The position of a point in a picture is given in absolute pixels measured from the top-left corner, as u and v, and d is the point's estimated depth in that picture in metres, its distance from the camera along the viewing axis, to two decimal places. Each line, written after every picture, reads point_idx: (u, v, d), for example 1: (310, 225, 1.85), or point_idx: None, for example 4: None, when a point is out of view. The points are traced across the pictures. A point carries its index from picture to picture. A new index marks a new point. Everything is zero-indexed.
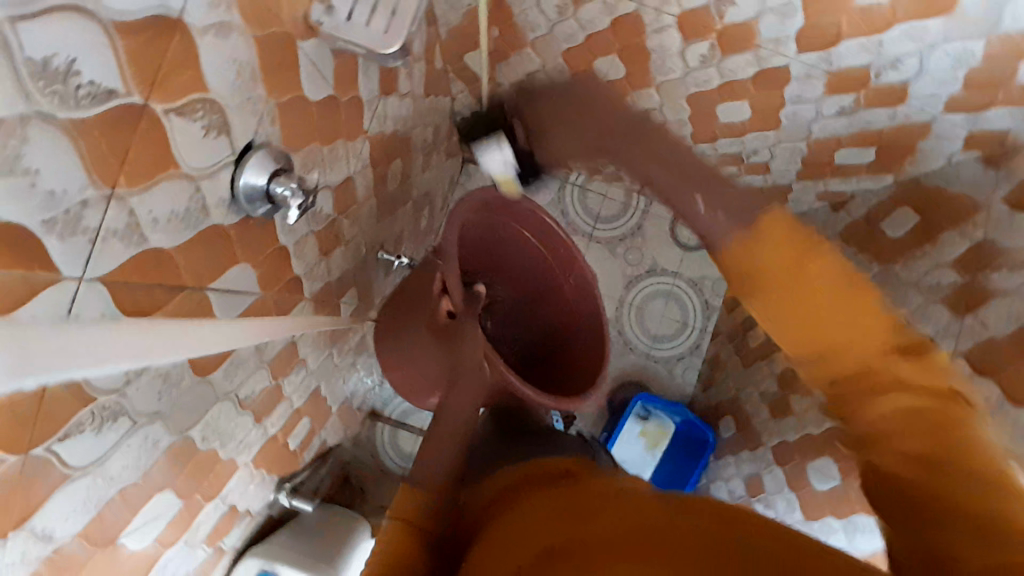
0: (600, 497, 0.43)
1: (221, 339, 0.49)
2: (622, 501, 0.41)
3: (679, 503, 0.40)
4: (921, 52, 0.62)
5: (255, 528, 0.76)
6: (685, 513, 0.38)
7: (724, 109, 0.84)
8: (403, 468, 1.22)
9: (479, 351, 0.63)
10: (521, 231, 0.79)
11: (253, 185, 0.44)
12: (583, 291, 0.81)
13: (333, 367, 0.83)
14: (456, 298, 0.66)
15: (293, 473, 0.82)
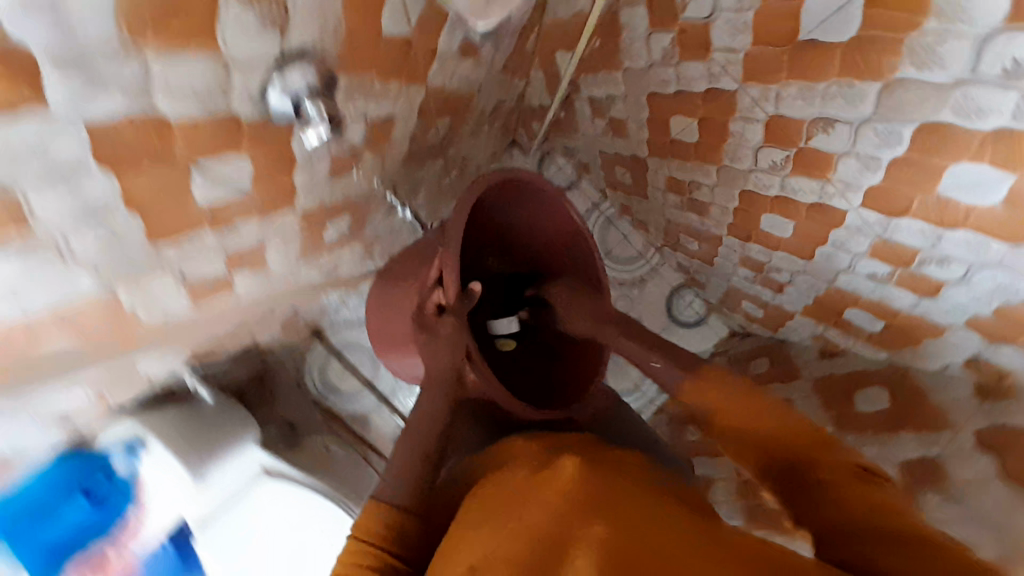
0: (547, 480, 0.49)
1: (188, 216, 0.47)
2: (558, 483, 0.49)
3: (573, 468, 0.48)
4: (970, 265, 0.61)
5: (147, 391, 0.76)
6: (587, 487, 0.46)
7: (769, 220, 0.82)
8: (318, 394, 1.20)
9: (452, 365, 0.66)
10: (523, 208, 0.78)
11: (283, 98, 0.43)
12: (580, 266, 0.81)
13: (297, 280, 0.81)
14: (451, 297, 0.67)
15: (204, 358, 0.81)
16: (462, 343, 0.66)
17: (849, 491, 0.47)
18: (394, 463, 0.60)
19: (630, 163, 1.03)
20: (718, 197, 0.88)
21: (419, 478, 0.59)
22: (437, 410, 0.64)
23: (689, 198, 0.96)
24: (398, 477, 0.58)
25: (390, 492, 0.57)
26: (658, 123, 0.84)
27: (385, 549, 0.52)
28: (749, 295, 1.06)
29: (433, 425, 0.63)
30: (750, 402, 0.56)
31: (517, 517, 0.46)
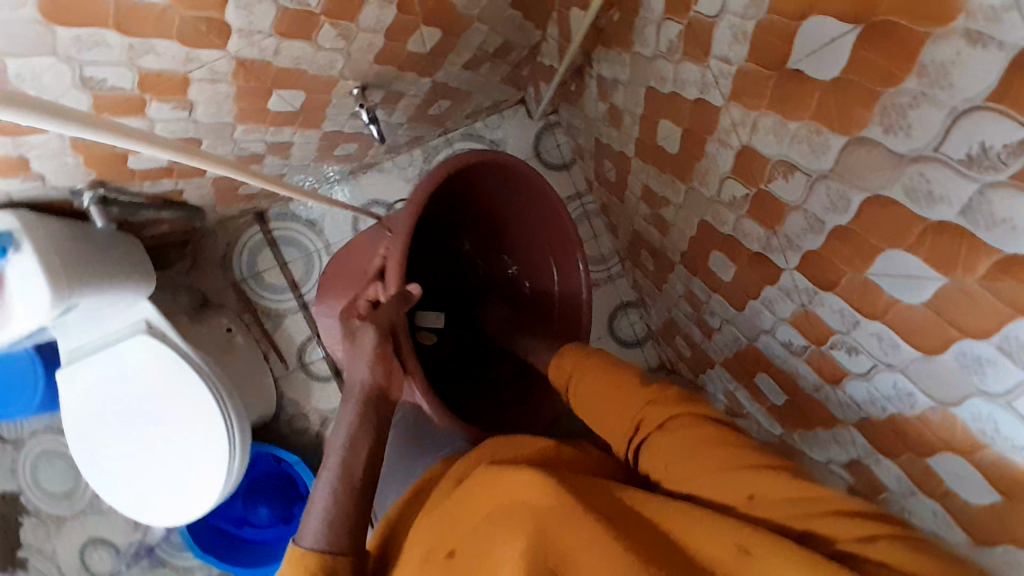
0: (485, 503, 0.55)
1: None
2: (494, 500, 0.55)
3: (474, 487, 0.57)
4: (876, 362, 0.57)
5: (44, 196, 0.73)
6: (493, 504, 0.54)
7: (716, 258, 0.80)
8: (240, 276, 1.17)
9: (372, 378, 0.60)
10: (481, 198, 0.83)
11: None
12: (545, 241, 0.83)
13: (236, 141, 0.78)
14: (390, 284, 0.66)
15: (118, 187, 0.78)
16: (384, 351, 0.61)
17: (726, 469, 0.50)
18: (315, 519, 0.53)
19: (617, 160, 0.99)
20: (681, 219, 0.85)
21: (351, 508, 0.54)
22: (355, 436, 0.57)
23: (657, 213, 0.93)
24: (325, 505, 0.53)
25: (313, 532, 0.52)
26: (649, 121, 0.80)
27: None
28: (684, 333, 1.05)
29: (350, 451, 0.56)
30: (616, 396, 0.63)
31: (448, 550, 0.54)
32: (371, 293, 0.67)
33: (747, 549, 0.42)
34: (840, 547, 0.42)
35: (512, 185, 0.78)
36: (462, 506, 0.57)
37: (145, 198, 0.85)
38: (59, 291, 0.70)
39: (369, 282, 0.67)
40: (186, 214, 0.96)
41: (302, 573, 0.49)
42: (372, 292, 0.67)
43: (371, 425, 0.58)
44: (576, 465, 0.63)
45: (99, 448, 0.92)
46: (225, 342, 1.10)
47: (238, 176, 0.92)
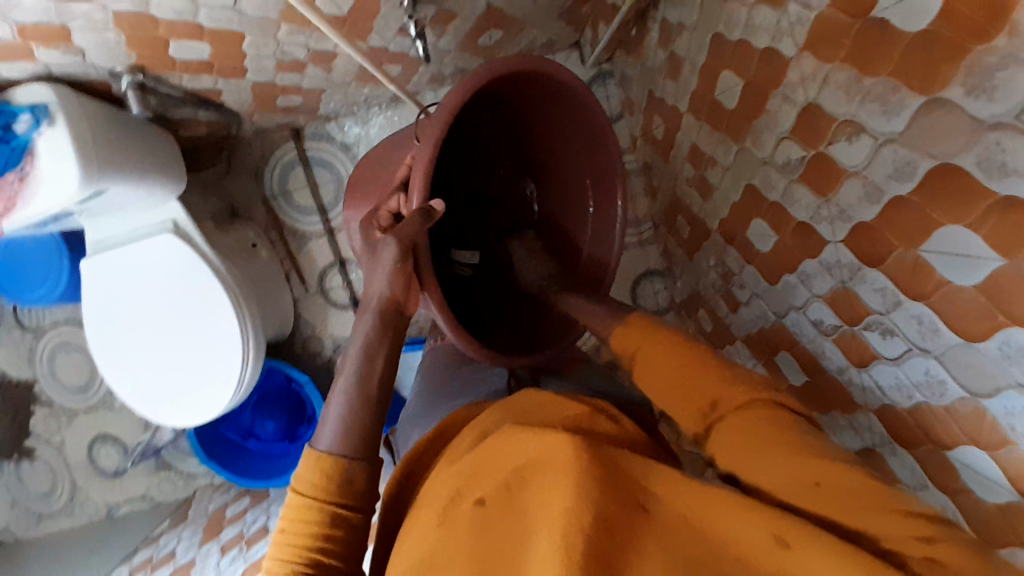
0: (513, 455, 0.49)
1: None
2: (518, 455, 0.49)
3: (500, 441, 0.51)
4: (911, 346, 0.54)
5: (82, 75, 0.72)
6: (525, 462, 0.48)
7: (757, 227, 0.77)
8: (271, 193, 1.17)
9: (390, 293, 0.58)
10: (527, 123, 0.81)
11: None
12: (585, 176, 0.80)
13: (280, 42, 0.76)
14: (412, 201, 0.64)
15: (157, 77, 0.76)
16: (404, 268, 0.58)
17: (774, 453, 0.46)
18: (332, 422, 0.53)
19: (668, 116, 0.95)
20: (726, 183, 0.81)
21: (367, 417, 0.53)
22: (371, 346, 0.57)
23: (700, 176, 0.89)
24: (342, 411, 0.54)
25: (329, 434, 0.52)
26: (711, 72, 0.76)
27: (327, 501, 0.49)
28: (709, 306, 1.02)
29: (366, 370, 0.55)
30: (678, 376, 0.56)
31: (477, 499, 0.48)
32: (393, 205, 0.66)
33: (785, 541, 0.40)
34: (884, 546, 0.39)
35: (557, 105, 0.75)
36: (494, 458, 0.50)
37: (182, 93, 0.83)
38: (89, 171, 0.70)
39: (391, 195, 0.67)
40: (222, 117, 0.95)
41: (323, 476, 0.49)
42: (394, 204, 0.66)
43: (389, 337, 0.58)
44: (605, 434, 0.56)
45: (123, 342, 0.93)
46: (250, 256, 1.09)
47: (277, 85, 0.90)
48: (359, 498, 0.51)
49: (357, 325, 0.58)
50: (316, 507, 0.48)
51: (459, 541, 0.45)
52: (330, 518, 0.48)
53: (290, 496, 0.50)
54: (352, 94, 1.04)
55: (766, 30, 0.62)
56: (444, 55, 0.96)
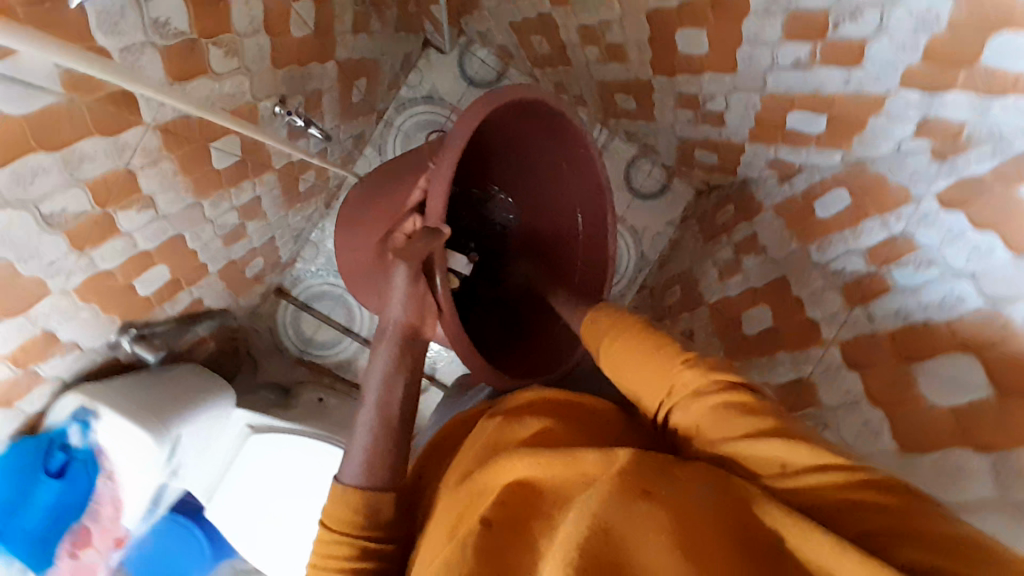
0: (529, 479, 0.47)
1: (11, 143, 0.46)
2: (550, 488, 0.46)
3: (502, 464, 0.48)
4: None
5: (91, 364, 0.74)
6: (519, 479, 0.47)
7: (682, 37, 0.77)
8: (298, 351, 1.20)
9: (405, 318, 0.61)
10: (525, 143, 0.80)
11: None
12: (579, 181, 0.80)
13: (212, 219, 0.78)
14: (432, 207, 0.63)
15: (147, 319, 0.78)
16: (417, 290, 0.60)
17: (731, 443, 0.47)
18: (355, 454, 0.56)
19: (537, 27, 0.97)
20: (628, 32, 0.83)
21: (385, 449, 0.56)
22: (390, 375, 0.59)
23: (605, 47, 0.90)
24: (368, 442, 0.56)
25: (353, 468, 0.55)
26: None
27: (357, 534, 0.53)
28: (699, 142, 1.02)
29: (387, 391, 0.58)
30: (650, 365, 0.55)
31: (483, 520, 0.45)
32: (409, 228, 0.64)
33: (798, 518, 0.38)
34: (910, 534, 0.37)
35: (575, 133, 0.75)
36: (488, 483, 0.49)
37: (176, 319, 0.86)
38: (156, 430, 0.73)
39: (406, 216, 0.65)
40: (218, 319, 0.98)
41: (354, 508, 0.53)
42: (410, 227, 0.64)
43: (406, 364, 0.60)
44: (543, 402, 0.59)
45: (251, 541, 0.94)
46: (320, 410, 1.07)
47: (237, 258, 0.93)
48: (385, 528, 0.54)
49: (376, 353, 0.61)
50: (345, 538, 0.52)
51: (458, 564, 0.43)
52: (360, 554, 0.52)
53: (321, 532, 0.54)
54: (295, 223, 1.06)
55: None
56: (336, 132, 0.98)
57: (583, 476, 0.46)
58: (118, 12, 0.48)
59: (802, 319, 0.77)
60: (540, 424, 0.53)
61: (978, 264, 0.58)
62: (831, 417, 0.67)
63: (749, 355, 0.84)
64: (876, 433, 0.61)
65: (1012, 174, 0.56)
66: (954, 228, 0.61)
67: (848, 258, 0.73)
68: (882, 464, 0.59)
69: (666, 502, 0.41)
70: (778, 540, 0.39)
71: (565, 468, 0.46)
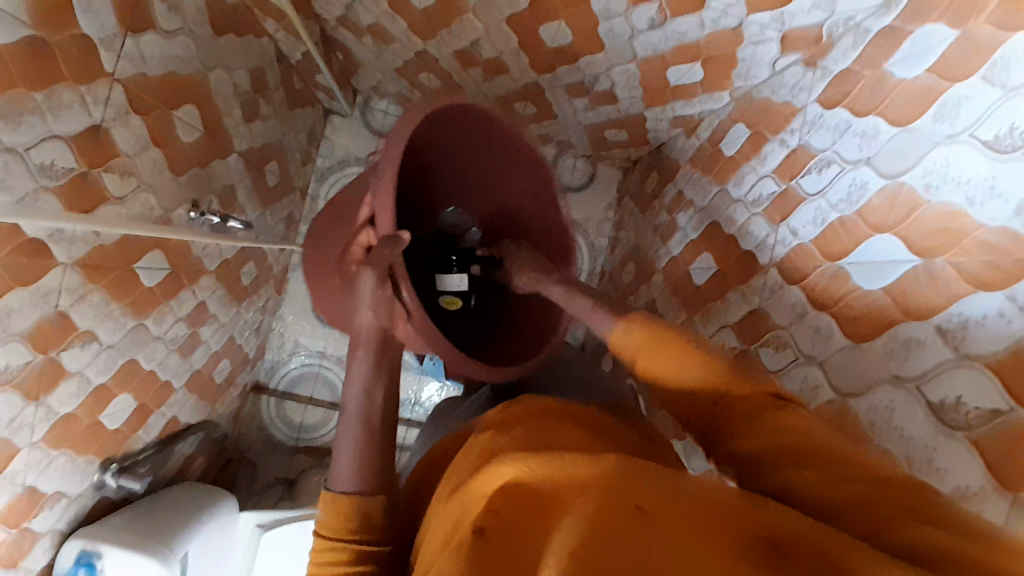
0: (518, 489, 0.41)
1: None
2: (541, 487, 0.41)
3: (492, 470, 0.42)
4: None
5: (85, 512, 0.73)
6: (510, 484, 0.41)
7: (547, 31, 0.81)
8: (293, 440, 1.19)
9: (374, 322, 0.61)
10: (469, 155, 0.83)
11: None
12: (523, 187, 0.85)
13: (158, 337, 0.79)
14: (380, 226, 0.65)
15: (125, 451, 0.78)
16: (382, 295, 0.61)
17: (764, 448, 0.43)
18: (343, 466, 0.54)
19: (419, 65, 1.01)
20: (498, 44, 0.87)
21: (376, 453, 0.55)
22: (369, 384, 0.59)
23: (486, 63, 0.93)
24: (355, 452, 0.55)
25: (345, 477, 0.53)
26: (401, 2, 0.82)
27: (351, 539, 0.50)
28: (604, 124, 1.06)
29: (367, 399, 0.58)
30: (668, 361, 0.51)
31: (474, 528, 0.40)
32: (365, 240, 0.67)
33: (782, 548, 0.33)
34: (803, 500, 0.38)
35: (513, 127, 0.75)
36: (471, 500, 0.42)
37: (157, 443, 0.86)
38: (161, 555, 0.73)
39: (363, 228, 0.68)
40: (200, 433, 0.98)
41: (346, 510, 0.51)
42: (365, 238, 0.67)
43: (384, 372, 0.60)
44: (531, 409, 0.55)
45: None
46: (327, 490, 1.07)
47: (200, 367, 0.93)
48: (379, 533, 0.51)
49: (353, 360, 0.60)
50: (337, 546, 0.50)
51: None
52: (354, 560, 0.49)
53: (314, 539, 0.51)
54: (251, 317, 1.07)
55: None
56: (261, 219, 1.00)
57: (572, 482, 0.40)
58: (6, 170, 0.50)
59: (740, 255, 0.79)
60: (526, 432, 0.49)
61: (870, 149, 0.60)
62: (788, 334, 0.68)
63: (705, 302, 0.86)
64: (828, 334, 0.62)
65: (878, 57, 0.59)
66: (841, 123, 0.64)
67: (759, 184, 0.76)
68: (840, 362, 0.60)
69: (663, 523, 0.36)
70: (790, 554, 0.32)
71: (569, 466, 0.41)
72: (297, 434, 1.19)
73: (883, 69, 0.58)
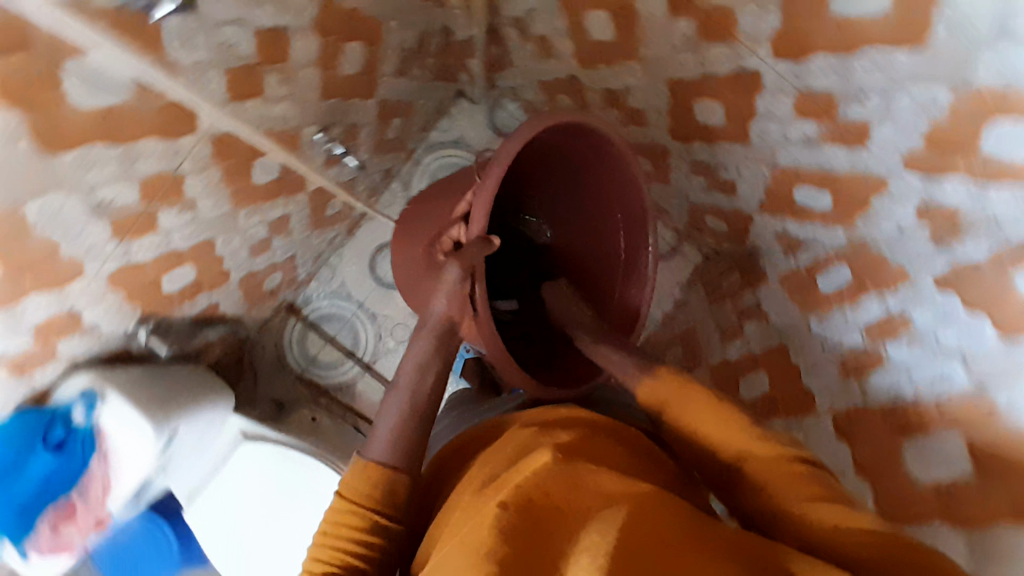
0: (556, 482, 0.49)
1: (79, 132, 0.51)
2: (571, 487, 0.49)
3: (529, 461, 0.51)
4: (885, 89, 0.59)
5: (105, 353, 0.77)
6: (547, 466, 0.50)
7: (700, 107, 0.82)
8: (300, 369, 1.22)
9: (445, 312, 0.63)
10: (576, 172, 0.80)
11: None
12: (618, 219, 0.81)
13: (239, 229, 0.83)
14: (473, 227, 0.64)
15: (165, 317, 0.82)
16: (460, 291, 0.62)
17: (795, 502, 0.51)
18: (380, 438, 0.59)
19: (566, 87, 1.03)
20: (649, 99, 0.89)
21: (409, 432, 0.60)
22: (423, 364, 0.62)
23: (628, 111, 0.95)
24: (394, 426, 0.60)
25: (380, 446, 0.59)
26: (579, 27, 0.85)
27: (371, 507, 0.55)
28: (710, 209, 1.06)
29: (418, 380, 0.62)
30: (710, 422, 0.60)
31: (500, 504, 0.47)
32: (457, 234, 0.67)
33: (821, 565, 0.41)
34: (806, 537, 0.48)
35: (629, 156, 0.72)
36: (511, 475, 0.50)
37: (193, 321, 0.89)
38: (156, 421, 0.76)
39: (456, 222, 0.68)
40: (229, 327, 1.02)
41: (373, 479, 0.56)
42: (455, 233, 0.66)
43: (439, 357, 0.63)
44: (571, 419, 0.63)
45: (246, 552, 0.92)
46: (314, 429, 1.09)
47: (257, 270, 0.97)
48: (397, 508, 0.57)
49: (415, 339, 0.64)
50: (361, 512, 0.55)
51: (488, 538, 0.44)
52: (370, 527, 0.55)
53: (336, 499, 0.56)
54: (316, 245, 1.11)
55: None
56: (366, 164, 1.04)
57: (614, 488, 0.48)
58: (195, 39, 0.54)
59: (803, 387, 0.90)
60: (571, 436, 0.57)
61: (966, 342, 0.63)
62: None
63: None
64: None
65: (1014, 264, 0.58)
66: (945, 309, 0.66)
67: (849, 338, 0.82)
68: None
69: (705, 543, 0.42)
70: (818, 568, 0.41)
71: (604, 481, 0.49)
72: (306, 365, 1.22)
73: (1014, 279, 0.57)
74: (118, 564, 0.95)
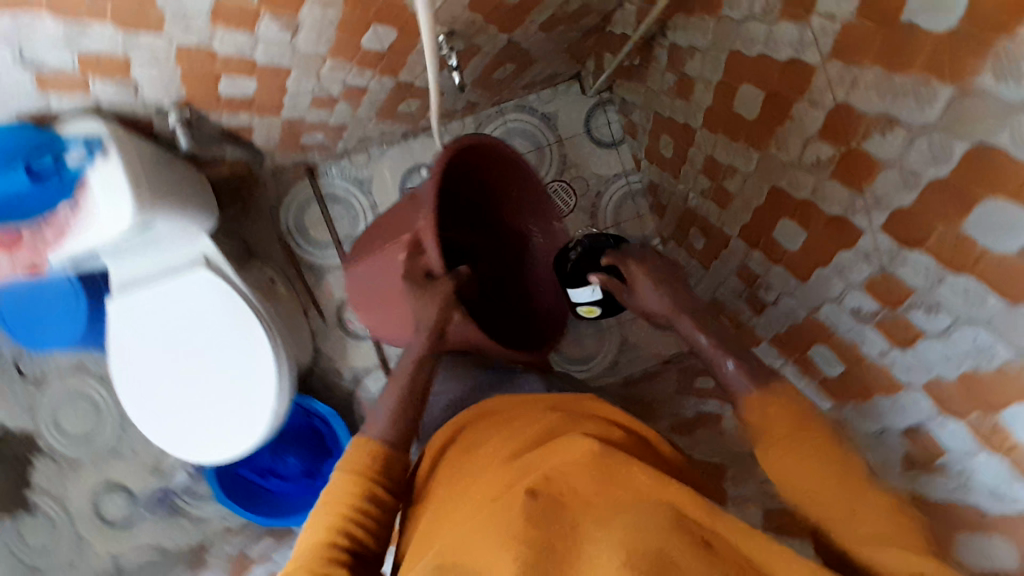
0: (583, 474, 0.49)
1: None
2: (599, 477, 0.48)
3: (562, 449, 0.51)
4: (956, 319, 0.58)
5: (128, 109, 0.72)
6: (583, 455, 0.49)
7: (784, 226, 0.82)
8: (286, 229, 1.18)
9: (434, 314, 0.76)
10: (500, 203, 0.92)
11: None
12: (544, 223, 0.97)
13: (318, 76, 0.79)
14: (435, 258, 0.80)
15: (203, 112, 0.78)
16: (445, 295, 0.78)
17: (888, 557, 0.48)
18: (378, 422, 0.66)
19: (675, 132, 1.02)
20: (744, 190, 0.88)
21: (404, 417, 0.66)
22: (422, 357, 0.73)
23: (717, 187, 0.94)
24: (391, 407, 0.67)
25: (380, 426, 0.65)
26: (727, 90, 0.83)
27: (373, 479, 0.59)
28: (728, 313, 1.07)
29: (415, 367, 0.72)
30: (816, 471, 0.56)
31: (529, 490, 0.48)
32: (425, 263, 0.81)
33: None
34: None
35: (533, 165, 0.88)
36: (543, 463, 0.50)
37: (222, 130, 0.85)
38: (138, 205, 0.71)
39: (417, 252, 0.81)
40: (248, 155, 0.97)
41: (375, 458, 0.61)
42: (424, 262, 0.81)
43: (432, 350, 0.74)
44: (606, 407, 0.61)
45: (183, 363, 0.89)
46: (269, 292, 1.06)
47: (307, 120, 0.92)
48: (394, 482, 0.61)
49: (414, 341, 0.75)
50: (365, 483, 0.59)
51: (511, 525, 0.46)
52: (372, 498, 0.58)
53: (341, 474, 0.60)
54: (370, 130, 1.07)
55: (778, 43, 0.69)
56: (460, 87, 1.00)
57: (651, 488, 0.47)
58: None
59: None
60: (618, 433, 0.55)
61: None
62: None
63: None
64: None
65: None
66: None
67: None
68: None
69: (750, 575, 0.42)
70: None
71: (639, 479, 0.47)
72: (292, 230, 1.18)
73: None
74: (20, 302, 0.91)
